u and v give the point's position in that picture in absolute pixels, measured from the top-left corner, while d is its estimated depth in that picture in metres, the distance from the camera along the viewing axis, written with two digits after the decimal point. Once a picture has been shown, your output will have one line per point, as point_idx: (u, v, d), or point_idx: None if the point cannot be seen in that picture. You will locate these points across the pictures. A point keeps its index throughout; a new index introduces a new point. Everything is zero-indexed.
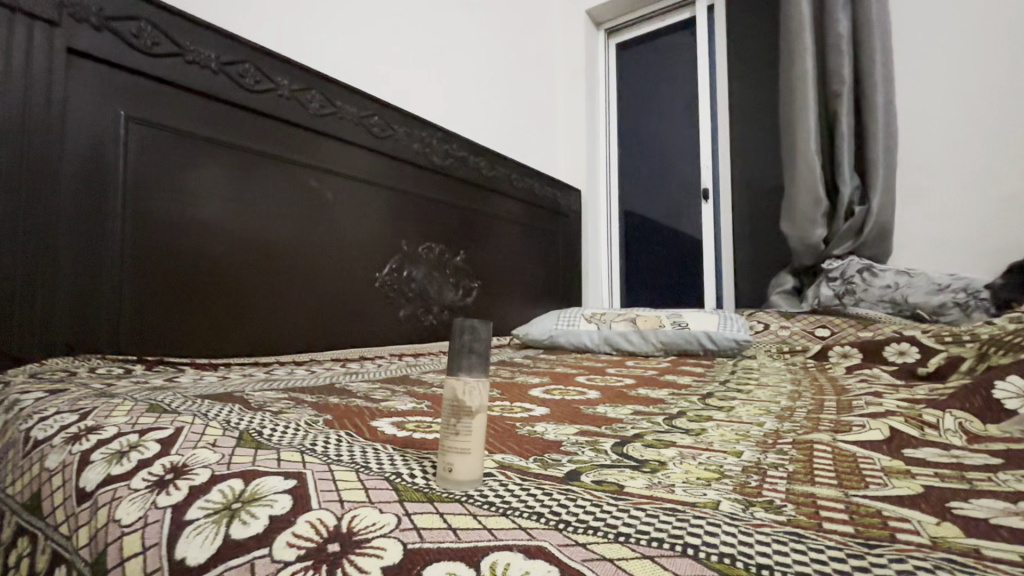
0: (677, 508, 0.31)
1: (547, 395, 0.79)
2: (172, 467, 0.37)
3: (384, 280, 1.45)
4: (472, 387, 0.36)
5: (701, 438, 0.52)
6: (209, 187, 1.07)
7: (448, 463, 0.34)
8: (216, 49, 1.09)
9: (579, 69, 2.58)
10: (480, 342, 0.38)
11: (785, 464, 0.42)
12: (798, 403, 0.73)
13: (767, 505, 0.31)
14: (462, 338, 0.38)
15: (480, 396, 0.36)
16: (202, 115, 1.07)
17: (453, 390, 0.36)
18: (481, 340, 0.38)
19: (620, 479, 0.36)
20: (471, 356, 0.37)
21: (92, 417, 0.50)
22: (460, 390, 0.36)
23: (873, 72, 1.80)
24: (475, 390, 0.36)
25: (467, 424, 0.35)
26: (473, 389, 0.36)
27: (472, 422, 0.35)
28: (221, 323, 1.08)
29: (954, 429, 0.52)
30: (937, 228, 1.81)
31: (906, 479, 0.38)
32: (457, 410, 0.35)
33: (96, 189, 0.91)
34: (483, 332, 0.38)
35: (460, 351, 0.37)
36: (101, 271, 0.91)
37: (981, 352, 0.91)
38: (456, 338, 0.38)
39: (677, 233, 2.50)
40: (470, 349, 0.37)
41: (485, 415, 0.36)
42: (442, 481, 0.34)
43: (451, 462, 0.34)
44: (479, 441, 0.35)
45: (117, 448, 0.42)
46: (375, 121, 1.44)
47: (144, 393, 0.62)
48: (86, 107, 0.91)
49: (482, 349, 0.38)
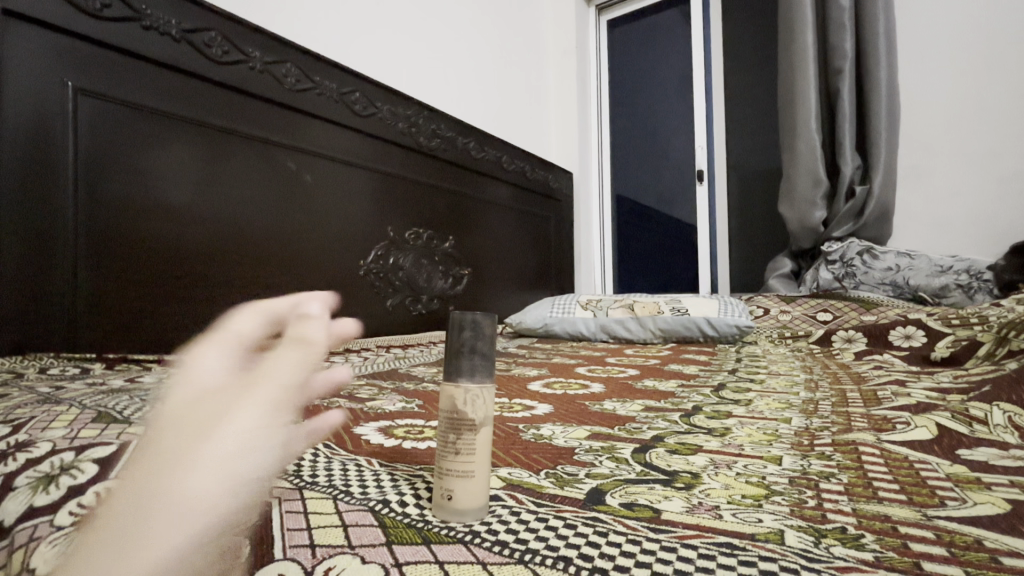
0: (734, 543, 0.25)
1: (547, 389, 0.73)
2: (107, 497, 0.31)
3: (369, 267, 1.38)
4: (476, 396, 0.29)
5: (729, 439, 0.46)
6: (173, 167, 0.99)
7: (447, 489, 0.28)
8: (177, 16, 0.99)
9: (569, 47, 2.49)
10: (483, 341, 0.31)
11: (836, 473, 0.36)
12: (819, 394, 0.68)
13: (841, 536, 0.26)
14: (463, 333, 0.31)
15: (485, 406, 0.30)
16: (162, 87, 0.97)
17: (451, 400, 0.30)
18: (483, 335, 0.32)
19: (653, 501, 0.30)
20: (473, 358, 0.30)
21: (26, 430, 0.43)
22: (460, 399, 0.29)
23: (876, 46, 1.75)
24: (478, 400, 0.29)
25: (469, 440, 0.29)
26: (476, 399, 0.29)
27: (476, 438, 0.29)
28: (192, 316, 1.01)
29: (1006, 424, 0.47)
30: (939, 208, 1.78)
31: (983, 491, 0.33)
32: (458, 423, 0.29)
33: (41, 171, 0.83)
34: (486, 327, 0.32)
35: (460, 352, 0.31)
36: (52, 262, 0.83)
37: (1000, 335, 0.87)
38: (460, 336, 0.31)
39: (670, 216, 2.44)
40: (472, 350, 0.31)
41: (491, 424, 0.30)
42: (439, 506, 0.28)
43: (450, 488, 0.28)
44: (484, 461, 0.29)
45: (47, 470, 0.36)
46: (357, 98, 1.35)
47: (94, 398, 0.55)
48: (27, 76, 0.82)
49: (488, 348, 0.31)
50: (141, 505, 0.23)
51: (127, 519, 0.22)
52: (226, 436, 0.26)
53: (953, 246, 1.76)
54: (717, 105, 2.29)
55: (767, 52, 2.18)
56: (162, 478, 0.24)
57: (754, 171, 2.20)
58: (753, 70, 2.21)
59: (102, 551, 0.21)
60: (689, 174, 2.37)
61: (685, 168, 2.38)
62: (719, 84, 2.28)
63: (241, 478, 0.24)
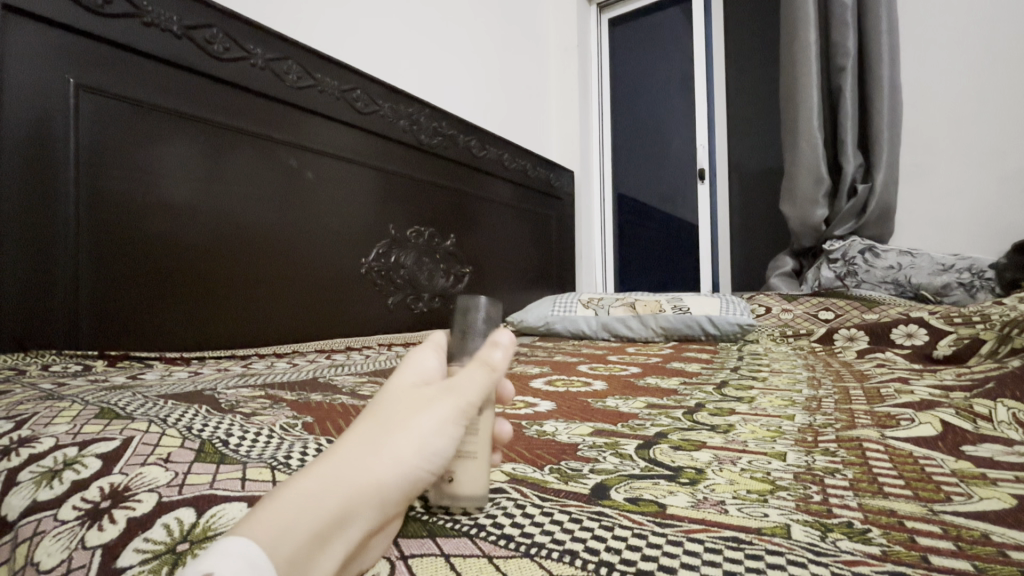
0: (741, 538, 0.24)
1: (550, 387, 0.73)
2: (110, 491, 0.31)
3: (371, 265, 1.38)
4: None
5: (732, 436, 0.45)
6: (175, 165, 0.99)
7: (449, 471, 0.28)
8: (178, 12, 0.99)
9: (570, 45, 2.49)
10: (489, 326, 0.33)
11: (841, 469, 0.36)
12: (822, 391, 0.68)
13: (848, 531, 0.26)
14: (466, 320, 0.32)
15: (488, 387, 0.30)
16: (164, 84, 0.97)
17: None
18: (488, 321, 0.33)
19: (659, 496, 0.30)
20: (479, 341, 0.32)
21: (30, 425, 0.43)
22: None
23: (879, 43, 1.74)
24: None
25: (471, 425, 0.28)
26: None
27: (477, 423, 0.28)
28: (194, 314, 1.01)
29: (1010, 421, 0.47)
30: (941, 207, 1.78)
31: (989, 487, 0.33)
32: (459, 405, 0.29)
33: (43, 168, 0.83)
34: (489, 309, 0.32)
35: (466, 334, 0.32)
36: (53, 260, 0.83)
37: (1002, 333, 0.87)
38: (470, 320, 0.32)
39: (672, 214, 2.44)
40: (479, 334, 0.32)
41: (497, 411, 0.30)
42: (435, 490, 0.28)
43: (452, 470, 0.28)
44: (486, 444, 0.29)
45: (50, 465, 0.36)
46: (358, 95, 1.35)
47: (97, 395, 0.54)
48: (27, 73, 0.81)
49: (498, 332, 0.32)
50: (327, 478, 0.23)
51: (312, 485, 0.23)
52: (424, 434, 0.25)
53: (956, 245, 1.76)
54: (718, 103, 2.28)
55: (769, 50, 2.18)
56: (351, 454, 0.24)
57: (756, 169, 2.20)
58: (755, 68, 2.21)
59: (287, 509, 0.22)
60: (690, 173, 2.37)
61: (687, 167, 2.38)
62: (721, 82, 2.27)
63: (415, 483, 0.25)
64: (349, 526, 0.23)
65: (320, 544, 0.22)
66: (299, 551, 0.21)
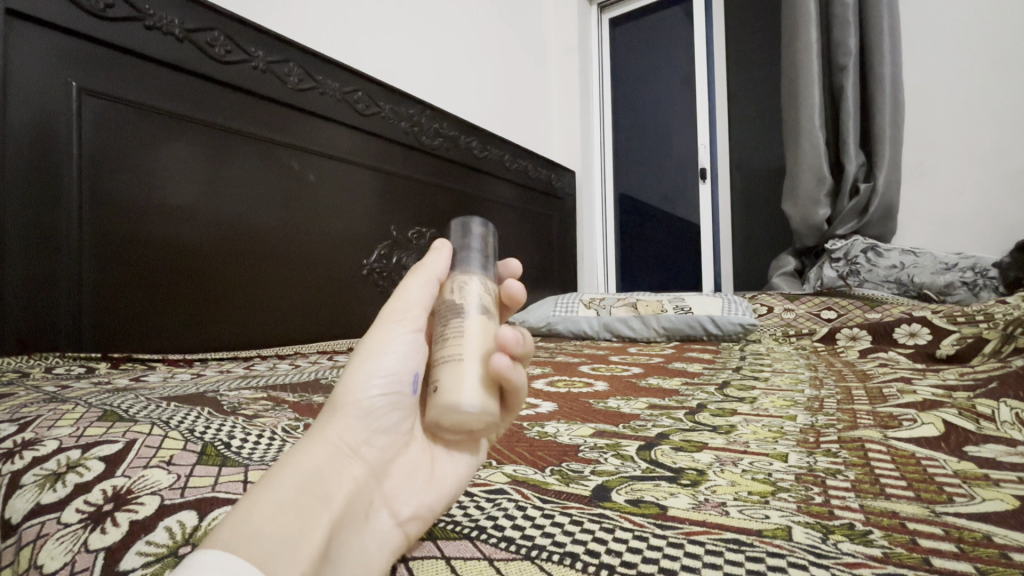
0: (741, 539, 0.24)
1: (551, 387, 0.73)
2: (114, 494, 0.31)
3: (372, 267, 1.39)
4: (463, 285, 0.36)
5: (735, 437, 0.45)
6: (178, 169, 0.99)
7: (437, 381, 0.32)
8: (178, 14, 0.99)
9: (572, 45, 2.48)
10: (474, 240, 0.40)
11: (843, 470, 0.36)
12: (824, 391, 0.67)
13: (849, 532, 0.26)
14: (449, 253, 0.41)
15: (473, 291, 0.36)
16: (166, 87, 0.98)
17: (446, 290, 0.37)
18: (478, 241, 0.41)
19: (660, 498, 0.30)
20: (470, 254, 0.39)
21: (33, 428, 0.43)
22: (452, 288, 0.36)
23: (880, 42, 1.74)
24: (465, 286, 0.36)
25: (457, 325, 0.34)
26: (465, 286, 0.36)
27: (467, 322, 0.34)
28: (198, 315, 1.01)
29: (1013, 421, 0.47)
30: (944, 205, 1.78)
31: (992, 488, 0.32)
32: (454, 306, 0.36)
33: (46, 171, 0.83)
34: (479, 231, 0.41)
35: (460, 249, 0.40)
36: (57, 262, 0.83)
37: (1005, 333, 0.86)
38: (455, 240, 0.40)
39: (673, 215, 2.44)
40: (468, 248, 0.40)
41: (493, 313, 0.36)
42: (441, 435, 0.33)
43: (439, 380, 0.32)
44: (469, 349, 0.33)
45: (54, 468, 0.36)
46: (359, 96, 1.35)
47: (100, 397, 0.55)
48: (29, 77, 0.82)
49: (485, 248, 0.40)
50: (290, 463, 0.27)
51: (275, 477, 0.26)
52: (364, 384, 0.31)
53: (959, 243, 1.75)
54: (719, 103, 2.28)
55: (771, 49, 2.17)
56: (303, 444, 0.28)
57: (757, 168, 2.20)
58: (756, 67, 2.20)
59: (259, 499, 0.24)
60: (692, 172, 2.36)
61: (688, 167, 2.38)
62: (722, 81, 2.27)
63: (375, 423, 0.30)
64: (328, 483, 0.26)
65: (308, 507, 0.25)
66: (288, 517, 0.24)
